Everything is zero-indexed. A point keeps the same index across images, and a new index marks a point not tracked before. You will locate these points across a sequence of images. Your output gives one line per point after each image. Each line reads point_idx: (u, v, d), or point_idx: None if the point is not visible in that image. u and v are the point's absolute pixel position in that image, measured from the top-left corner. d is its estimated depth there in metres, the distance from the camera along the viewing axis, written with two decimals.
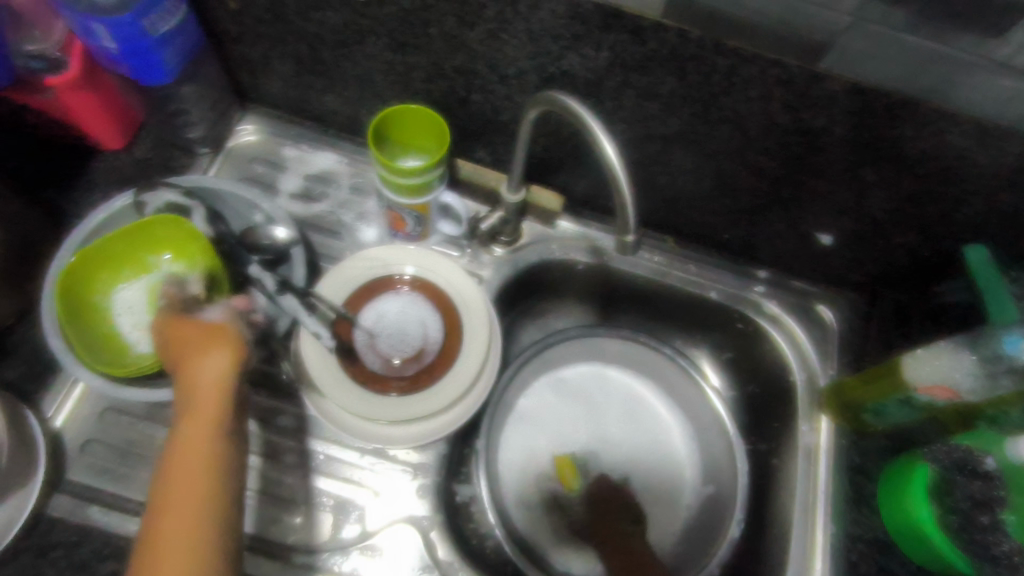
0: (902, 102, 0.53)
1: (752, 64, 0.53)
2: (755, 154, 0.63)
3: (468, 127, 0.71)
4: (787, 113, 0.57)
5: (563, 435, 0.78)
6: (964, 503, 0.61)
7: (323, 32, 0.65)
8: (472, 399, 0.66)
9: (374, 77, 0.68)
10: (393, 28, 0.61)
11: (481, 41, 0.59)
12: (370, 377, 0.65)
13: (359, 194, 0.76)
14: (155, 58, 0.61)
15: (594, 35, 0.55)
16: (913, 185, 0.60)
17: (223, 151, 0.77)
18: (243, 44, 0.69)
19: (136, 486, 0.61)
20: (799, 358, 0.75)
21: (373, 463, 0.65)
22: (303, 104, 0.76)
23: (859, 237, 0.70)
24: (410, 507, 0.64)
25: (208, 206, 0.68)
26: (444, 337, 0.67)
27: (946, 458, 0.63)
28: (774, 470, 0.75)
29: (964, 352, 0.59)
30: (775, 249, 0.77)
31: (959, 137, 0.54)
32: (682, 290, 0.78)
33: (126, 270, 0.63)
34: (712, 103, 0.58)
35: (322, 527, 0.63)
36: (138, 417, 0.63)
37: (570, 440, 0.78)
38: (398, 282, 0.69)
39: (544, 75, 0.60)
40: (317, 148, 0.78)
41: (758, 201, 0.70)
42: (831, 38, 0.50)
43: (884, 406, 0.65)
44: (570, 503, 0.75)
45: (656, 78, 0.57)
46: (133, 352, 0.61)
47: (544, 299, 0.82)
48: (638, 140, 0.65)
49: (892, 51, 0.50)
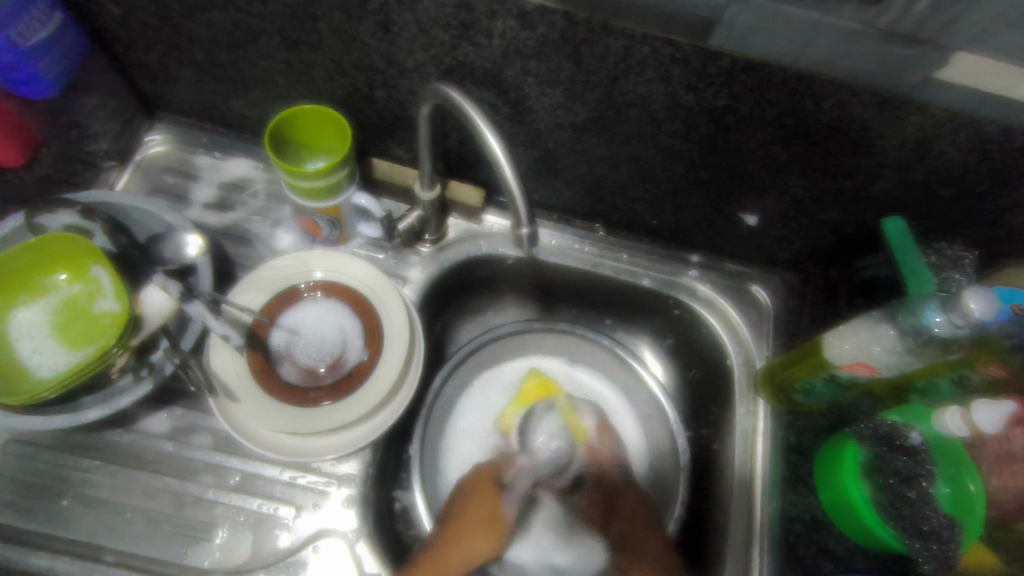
0: (799, 76, 0.52)
1: (645, 45, 0.52)
2: (668, 138, 0.61)
3: (380, 124, 0.69)
4: (689, 94, 0.55)
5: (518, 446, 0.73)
6: (891, 478, 0.61)
7: (214, 34, 0.62)
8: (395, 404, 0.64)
9: (275, 78, 0.66)
10: (282, 25, 0.59)
11: (374, 35, 0.57)
12: (288, 389, 0.62)
13: (275, 200, 0.74)
14: (30, 69, 0.60)
15: (483, 23, 0.53)
16: (826, 160, 0.59)
17: (133, 164, 0.75)
18: (136, 51, 0.66)
19: (42, 517, 0.59)
20: (734, 341, 0.74)
21: (296, 477, 0.63)
22: (212, 110, 0.74)
23: (783, 216, 0.69)
24: (340, 521, 0.62)
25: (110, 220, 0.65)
26: (365, 343, 0.65)
27: (873, 434, 0.63)
28: (715, 455, 0.74)
29: (883, 324, 0.58)
30: (705, 233, 0.75)
31: (860, 109, 0.53)
32: (616, 280, 0.77)
33: (24, 294, 0.61)
34: (614, 87, 0.56)
35: (242, 547, 0.60)
36: (44, 447, 0.61)
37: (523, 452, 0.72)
38: (310, 290, 0.66)
39: (442, 67, 0.58)
40: (230, 154, 0.76)
41: (679, 185, 0.68)
42: (715, 15, 0.49)
43: (813, 385, 0.64)
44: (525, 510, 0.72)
45: (554, 64, 0.55)
46: (32, 376, 0.58)
47: (478, 296, 0.80)
48: (549, 130, 0.64)
49: (780, 24, 0.48)
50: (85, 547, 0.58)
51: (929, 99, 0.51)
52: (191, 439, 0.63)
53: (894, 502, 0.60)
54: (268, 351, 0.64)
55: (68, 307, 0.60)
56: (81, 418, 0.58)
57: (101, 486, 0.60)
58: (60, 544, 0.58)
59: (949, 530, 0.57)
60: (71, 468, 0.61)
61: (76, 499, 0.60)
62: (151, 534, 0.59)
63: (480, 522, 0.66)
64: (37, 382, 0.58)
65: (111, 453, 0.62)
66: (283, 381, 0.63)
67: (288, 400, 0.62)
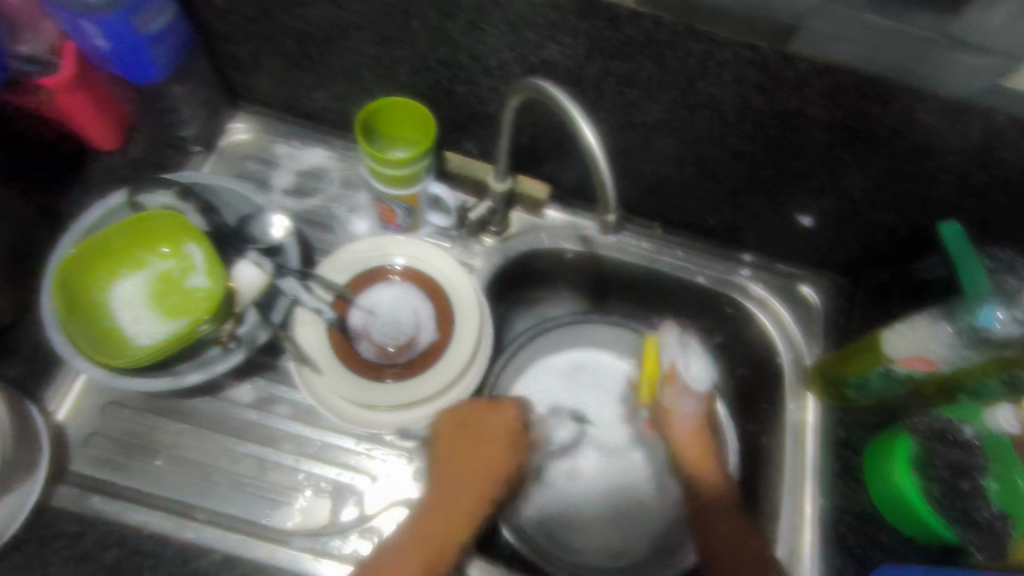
0: (869, 81, 0.55)
1: (724, 48, 0.55)
2: (736, 139, 0.65)
3: (455, 119, 0.73)
4: (762, 96, 0.59)
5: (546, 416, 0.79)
6: (943, 471, 0.63)
7: (309, 28, 0.66)
8: (451, 395, 0.67)
9: (361, 71, 0.70)
10: (377, 22, 0.63)
11: (464, 33, 0.61)
12: (366, 366, 0.66)
13: (351, 188, 0.78)
14: (146, 57, 0.64)
15: (572, 24, 0.57)
16: (888, 163, 0.62)
17: (217, 150, 0.79)
18: (233, 43, 0.71)
19: (137, 475, 0.63)
20: (785, 340, 0.78)
21: (371, 449, 0.66)
22: (293, 102, 0.78)
23: (839, 218, 0.71)
24: (410, 492, 0.65)
25: (202, 201, 0.69)
26: (437, 326, 0.68)
27: (926, 429, 0.65)
28: (764, 447, 0.77)
29: (942, 324, 0.61)
30: (760, 233, 0.78)
31: (926, 115, 0.56)
32: (671, 276, 0.80)
33: (124, 267, 0.65)
34: (689, 88, 0.60)
35: (321, 512, 0.63)
36: (139, 411, 0.65)
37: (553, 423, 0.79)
38: (389, 272, 0.70)
39: (525, 66, 0.62)
40: (308, 144, 0.80)
41: (740, 185, 0.71)
42: (795, 20, 0.52)
43: (866, 380, 0.67)
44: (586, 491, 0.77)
45: (635, 64, 0.59)
46: (132, 343, 0.62)
47: (536, 287, 0.84)
48: (621, 129, 0.67)
49: (860, 31, 0.51)
50: (176, 505, 0.62)
51: (995, 106, 0.53)
52: (272, 408, 0.66)
53: (946, 493, 0.62)
54: (348, 328, 0.67)
55: (165, 281, 0.64)
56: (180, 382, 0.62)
57: (191, 448, 0.64)
58: (153, 500, 0.62)
59: (1000, 522, 0.60)
60: (162, 431, 0.65)
61: (167, 460, 0.64)
62: (237, 496, 0.63)
63: (469, 454, 0.62)
64: (139, 347, 0.62)
65: (200, 418, 0.65)
66: (364, 356, 0.66)
67: (366, 375, 0.66)
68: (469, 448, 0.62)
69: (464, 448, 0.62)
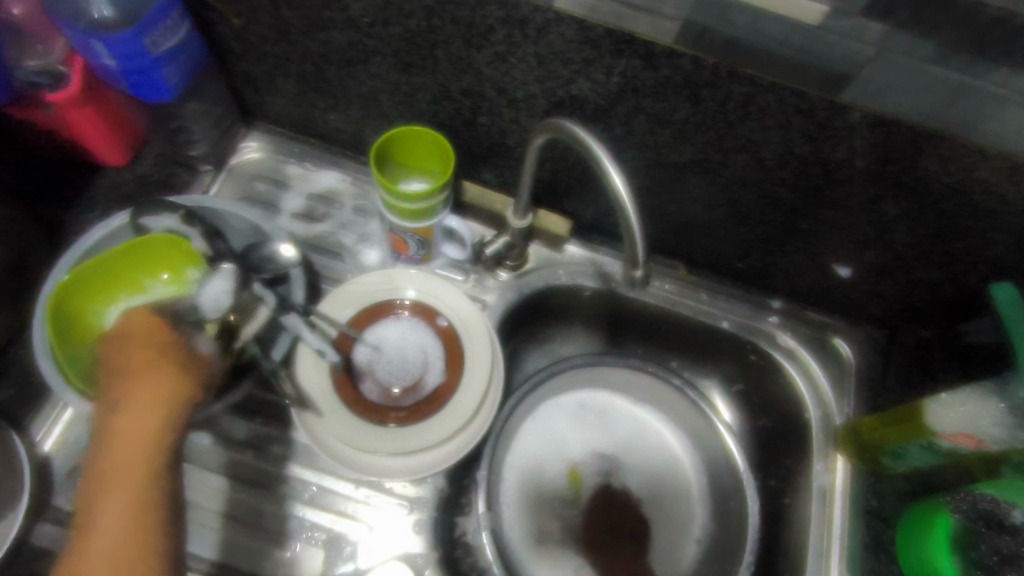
0: (928, 136, 0.50)
1: (769, 93, 0.51)
2: (773, 185, 0.60)
3: (475, 149, 0.69)
4: (807, 144, 0.54)
5: (554, 453, 0.77)
6: (989, 557, 0.58)
7: (328, 51, 0.63)
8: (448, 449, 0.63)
9: (379, 96, 0.67)
10: (398, 48, 0.60)
11: (489, 64, 0.57)
12: (368, 407, 0.62)
13: (362, 215, 0.75)
14: (156, 75, 0.61)
15: (605, 60, 0.53)
16: (938, 220, 0.58)
17: (227, 169, 0.76)
18: (248, 61, 0.68)
19: None
20: (814, 396, 0.72)
21: (369, 496, 0.62)
22: (308, 122, 0.75)
23: (879, 271, 0.67)
24: (408, 546, 0.61)
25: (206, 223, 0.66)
26: (445, 368, 0.64)
27: (970, 508, 0.60)
28: (785, 510, 0.72)
29: (993, 399, 0.56)
30: (791, 280, 0.74)
31: (987, 174, 0.51)
32: (693, 320, 0.76)
33: (122, 292, 0.61)
34: (727, 131, 0.56)
35: (313, 563, 0.60)
36: None
37: (561, 461, 0.76)
38: (397, 307, 0.66)
39: (552, 100, 0.59)
40: (321, 167, 0.77)
41: (773, 231, 0.67)
42: (849, 68, 0.48)
43: (905, 450, 0.62)
44: (588, 541, 0.73)
45: (670, 104, 0.55)
46: None
47: (550, 324, 0.80)
48: (649, 168, 0.63)
49: (919, 83, 0.48)
50: None
51: None
52: (269, 448, 0.63)
53: None
54: (352, 368, 0.64)
55: None
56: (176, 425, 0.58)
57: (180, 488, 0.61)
58: None
59: None
60: None
61: None
62: (226, 540, 0.60)
63: (139, 360, 0.52)
64: None
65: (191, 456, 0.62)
66: (366, 399, 0.63)
67: (367, 418, 0.62)
68: (142, 352, 0.52)
69: (141, 353, 0.52)
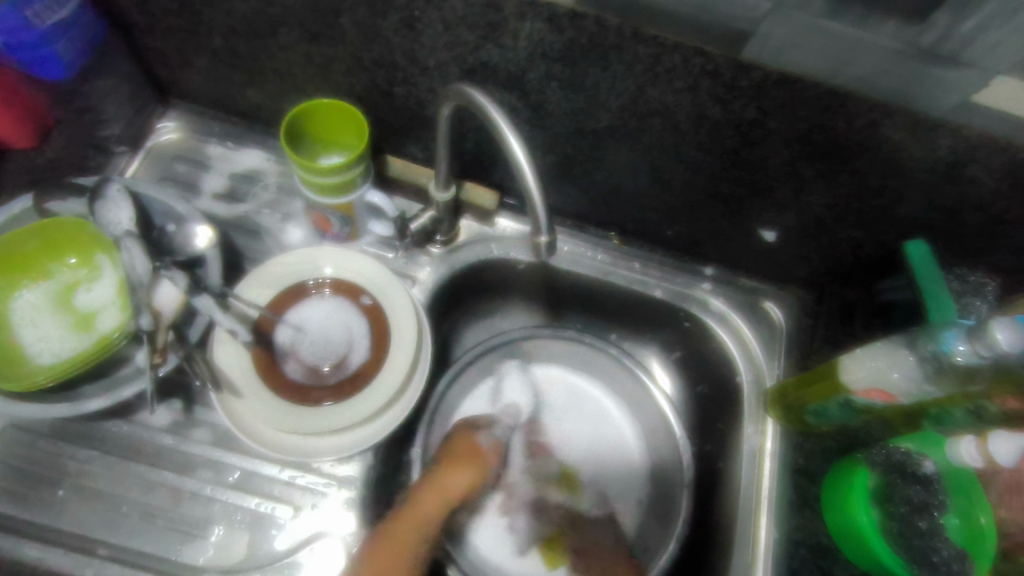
0: (831, 94, 0.50)
1: (674, 53, 0.51)
2: (691, 150, 0.60)
3: (396, 122, 0.68)
4: (718, 106, 0.54)
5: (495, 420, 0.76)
6: (902, 507, 0.59)
7: (233, 22, 0.61)
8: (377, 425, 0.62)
9: (293, 69, 0.65)
10: (304, 17, 0.58)
11: (397, 31, 0.56)
12: (292, 388, 0.61)
13: (286, 194, 0.73)
14: (47, 50, 0.59)
15: (510, 24, 0.52)
16: (851, 180, 0.58)
17: (144, 150, 0.74)
18: (155, 35, 0.65)
19: (37, 507, 0.58)
20: (746, 359, 0.73)
21: (295, 477, 0.61)
22: (225, 99, 0.73)
23: (803, 234, 0.67)
24: (337, 524, 0.61)
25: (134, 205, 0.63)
26: (371, 345, 0.64)
27: (886, 461, 0.61)
28: (720, 473, 0.73)
29: (903, 350, 0.56)
30: (720, 247, 0.74)
31: (892, 130, 0.52)
32: (626, 289, 0.75)
33: (25, 277, 0.60)
34: (639, 95, 0.55)
35: (237, 546, 0.59)
36: (41, 435, 0.60)
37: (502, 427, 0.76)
38: (318, 286, 0.65)
39: (464, 68, 0.57)
40: (242, 145, 0.75)
41: (699, 197, 0.67)
42: (749, 26, 0.47)
43: (826, 408, 0.63)
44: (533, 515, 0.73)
45: (580, 69, 0.54)
46: (30, 361, 0.58)
47: (486, 300, 0.79)
48: (569, 136, 0.62)
49: (818, 40, 0.47)
50: (80, 539, 0.57)
51: (965, 123, 0.49)
52: (191, 432, 0.62)
53: (904, 531, 0.59)
54: (275, 351, 0.63)
55: (69, 293, 0.61)
56: (83, 408, 0.57)
57: (97, 477, 0.60)
58: (54, 533, 0.57)
59: (960, 563, 0.57)
60: (68, 458, 0.60)
61: (72, 490, 0.59)
62: (146, 529, 0.58)
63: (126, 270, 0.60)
64: (38, 367, 0.57)
65: (108, 444, 0.61)
66: (291, 380, 0.62)
67: (490, 458, 0.69)
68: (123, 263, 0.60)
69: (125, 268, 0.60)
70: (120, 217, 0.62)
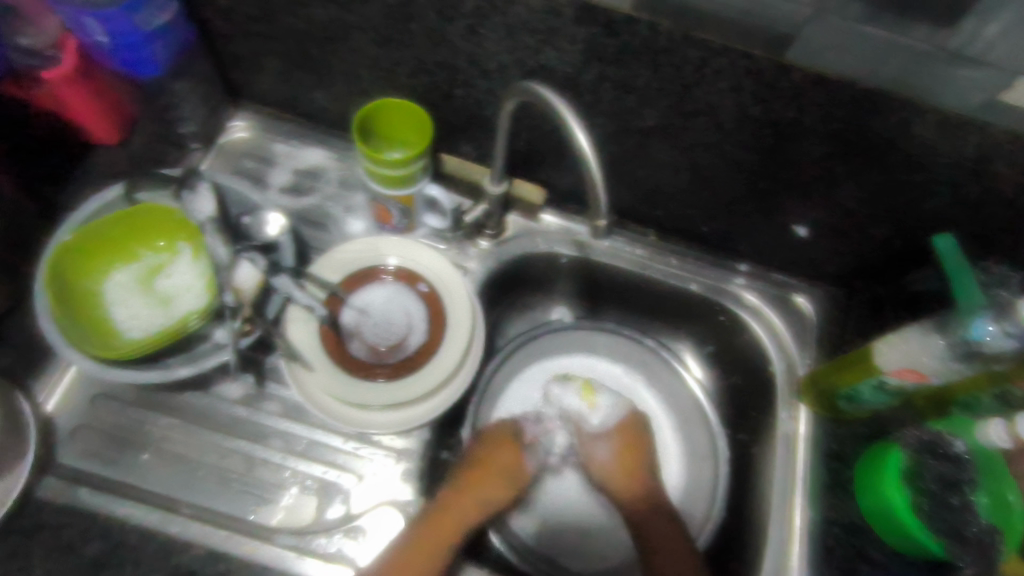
0: (863, 93, 0.55)
1: (721, 56, 0.56)
2: (733, 147, 0.65)
3: (454, 122, 0.73)
4: (758, 106, 0.59)
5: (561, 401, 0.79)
6: (934, 485, 0.62)
7: (310, 28, 0.66)
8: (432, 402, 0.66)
9: (360, 72, 0.70)
10: (377, 24, 0.63)
11: (463, 37, 0.61)
12: (357, 364, 0.66)
13: (348, 188, 0.79)
14: (146, 52, 0.66)
15: (570, 29, 0.57)
16: (883, 176, 0.62)
17: (216, 146, 0.80)
18: (235, 42, 0.71)
19: (123, 469, 0.63)
20: (778, 348, 0.77)
21: (359, 448, 0.66)
22: (293, 101, 0.79)
23: (834, 230, 0.72)
24: (397, 492, 0.65)
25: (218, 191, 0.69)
26: (429, 327, 0.68)
27: (917, 442, 0.64)
28: (754, 459, 0.77)
29: (933, 336, 0.60)
30: (754, 243, 0.78)
31: (921, 127, 0.56)
32: (663, 284, 0.79)
33: (116, 260, 0.66)
34: (685, 95, 0.60)
35: (306, 509, 0.63)
36: (127, 404, 0.65)
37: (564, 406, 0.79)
38: (381, 273, 0.70)
39: (524, 70, 0.63)
40: (307, 143, 0.80)
41: (737, 194, 0.71)
42: (792, 31, 0.52)
43: (857, 391, 0.66)
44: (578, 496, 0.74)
45: (632, 71, 0.59)
46: (122, 335, 0.63)
47: (529, 292, 0.84)
48: (618, 134, 0.67)
49: (853, 43, 0.52)
50: (163, 500, 0.62)
51: (991, 120, 0.54)
52: (263, 405, 0.67)
53: (937, 508, 0.61)
54: (343, 329, 0.67)
55: (156, 275, 0.66)
56: (172, 375, 0.61)
57: (178, 443, 0.64)
58: (140, 494, 0.62)
59: (989, 537, 0.58)
60: (151, 425, 0.65)
61: (155, 454, 0.64)
62: (223, 492, 0.63)
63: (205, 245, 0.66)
64: (130, 340, 0.62)
65: (188, 414, 0.65)
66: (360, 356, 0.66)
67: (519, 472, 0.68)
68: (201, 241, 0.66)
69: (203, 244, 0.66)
70: (205, 205, 0.67)
